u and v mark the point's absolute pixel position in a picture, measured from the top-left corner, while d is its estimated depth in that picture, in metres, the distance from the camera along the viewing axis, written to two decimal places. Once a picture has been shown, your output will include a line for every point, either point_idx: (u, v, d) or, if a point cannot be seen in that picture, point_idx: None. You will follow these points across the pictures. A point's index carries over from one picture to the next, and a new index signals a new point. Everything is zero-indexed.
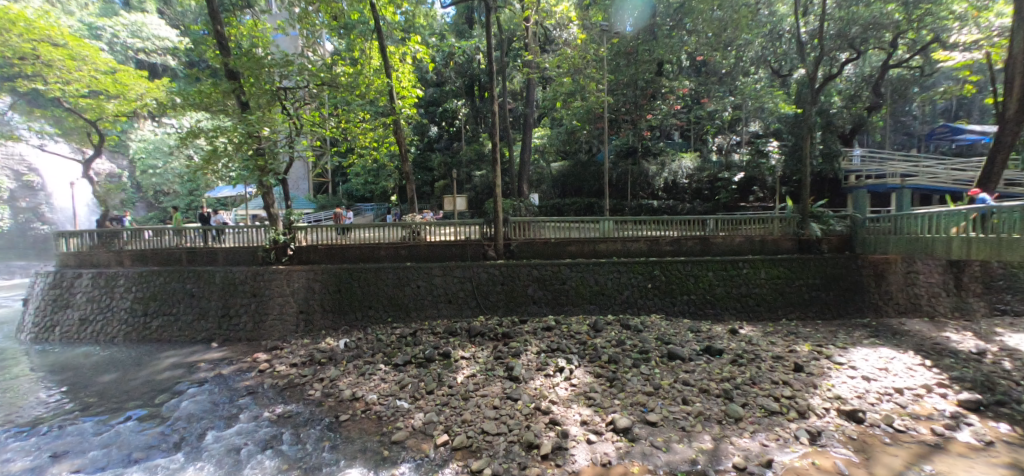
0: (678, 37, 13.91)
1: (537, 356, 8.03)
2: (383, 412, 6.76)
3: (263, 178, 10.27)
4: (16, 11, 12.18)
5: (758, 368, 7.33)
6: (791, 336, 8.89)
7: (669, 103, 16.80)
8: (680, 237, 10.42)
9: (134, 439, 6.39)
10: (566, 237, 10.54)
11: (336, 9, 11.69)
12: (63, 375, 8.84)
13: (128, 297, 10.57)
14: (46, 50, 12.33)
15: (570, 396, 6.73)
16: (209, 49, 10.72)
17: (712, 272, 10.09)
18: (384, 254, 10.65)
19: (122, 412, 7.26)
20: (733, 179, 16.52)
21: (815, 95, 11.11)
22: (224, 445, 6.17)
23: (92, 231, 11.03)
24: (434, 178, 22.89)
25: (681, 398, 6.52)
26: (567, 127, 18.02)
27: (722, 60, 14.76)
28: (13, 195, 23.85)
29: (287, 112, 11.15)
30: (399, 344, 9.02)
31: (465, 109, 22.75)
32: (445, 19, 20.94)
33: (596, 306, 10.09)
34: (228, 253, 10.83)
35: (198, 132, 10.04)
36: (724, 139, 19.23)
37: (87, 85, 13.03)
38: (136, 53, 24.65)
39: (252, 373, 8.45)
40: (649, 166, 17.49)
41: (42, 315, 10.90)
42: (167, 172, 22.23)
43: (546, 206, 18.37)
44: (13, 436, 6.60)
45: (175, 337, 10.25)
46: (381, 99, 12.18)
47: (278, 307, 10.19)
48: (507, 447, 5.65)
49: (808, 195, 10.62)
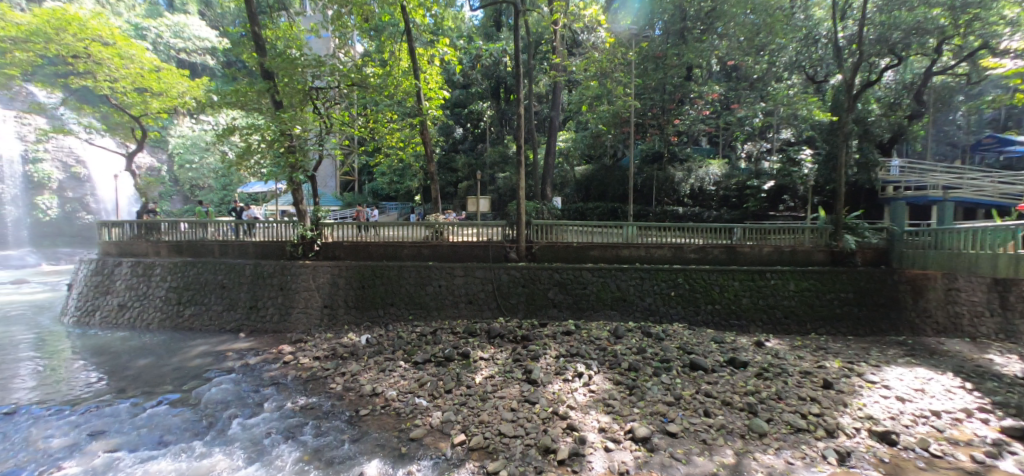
0: (709, 41, 14.04)
1: (556, 360, 7.99)
2: (402, 409, 6.85)
3: (293, 175, 10.55)
4: (69, 13, 12.84)
5: (784, 382, 7.12)
6: (820, 351, 8.58)
7: (697, 109, 16.54)
8: (706, 244, 10.16)
9: (166, 422, 6.66)
10: (588, 241, 10.45)
11: (367, 12, 11.88)
12: (102, 357, 9.30)
13: (163, 286, 11.04)
14: (96, 49, 12.95)
15: (588, 402, 6.67)
16: (246, 51, 11.17)
17: (738, 282, 9.84)
18: (407, 252, 10.77)
19: (155, 396, 7.57)
20: (762, 187, 15.81)
21: (853, 102, 10.63)
22: (249, 434, 6.35)
23: (132, 221, 11.59)
24: (458, 179, 23.12)
25: (703, 410, 6.38)
26: (592, 131, 17.97)
27: (754, 65, 14.30)
28: (60, 186, 25.39)
29: (318, 111, 11.51)
30: (418, 343, 9.11)
31: (490, 112, 22.97)
32: (472, 22, 21.04)
33: (617, 312, 9.96)
34: (258, 247, 11.17)
35: (234, 129, 10.44)
36: (753, 145, 18.09)
37: (132, 82, 13.65)
38: (178, 53, 25.83)
39: (277, 364, 8.68)
40: (675, 171, 17.30)
41: (84, 299, 11.49)
42: (203, 167, 23.22)
43: (568, 210, 18.28)
44: (54, 413, 6.95)
45: (206, 327, 10.62)
46: (409, 100, 12.34)
47: (304, 301, 10.46)
48: (524, 450, 5.63)
49: (842, 206, 10.17)
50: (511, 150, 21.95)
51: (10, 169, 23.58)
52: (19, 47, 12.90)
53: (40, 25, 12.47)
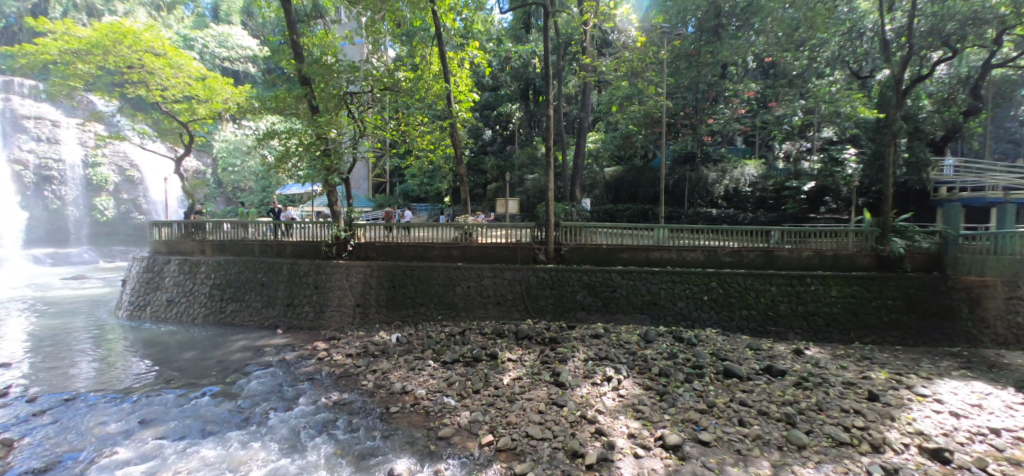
0: (745, 38, 13.62)
1: (584, 364, 7.91)
2: (431, 408, 6.94)
3: (329, 177, 10.90)
4: (125, 26, 13.73)
5: (825, 393, 6.82)
6: (865, 361, 8.14)
7: (733, 108, 16.13)
8: (742, 248, 9.77)
9: (209, 413, 7.00)
10: (618, 243, 10.28)
11: (399, 17, 12.15)
12: (152, 349, 9.88)
13: (207, 283, 11.63)
14: (149, 59, 13.82)
15: (617, 407, 6.58)
16: (285, 57, 11.62)
17: (776, 287, 9.44)
18: (436, 253, 10.91)
19: (199, 387, 7.97)
20: (802, 189, 15.09)
21: (902, 98, 10.05)
22: (285, 426, 6.59)
23: (179, 221, 12.29)
24: (487, 181, 23.29)
25: (737, 419, 6.17)
26: (623, 132, 17.82)
27: (793, 62, 13.60)
28: (115, 188, 27.09)
29: (352, 116, 11.83)
30: (447, 343, 9.22)
31: (519, 113, 23.08)
32: (502, 25, 21.17)
33: (647, 316, 9.78)
34: (295, 246, 11.57)
35: (273, 133, 10.88)
36: (792, 145, 17.29)
37: (181, 91, 14.50)
38: (222, 61, 27.21)
39: (312, 360, 8.97)
40: (708, 172, 16.91)
41: (137, 295, 12.28)
42: (244, 170, 24.33)
43: (597, 212, 18.08)
44: (109, 401, 7.44)
45: (246, 322, 11.10)
46: (439, 103, 12.53)
47: (337, 299, 10.78)
48: (551, 454, 5.60)
49: (890, 208, 9.62)
50: (540, 151, 21.96)
51: (72, 173, 25.74)
52: (81, 60, 13.82)
53: (100, 39, 13.40)
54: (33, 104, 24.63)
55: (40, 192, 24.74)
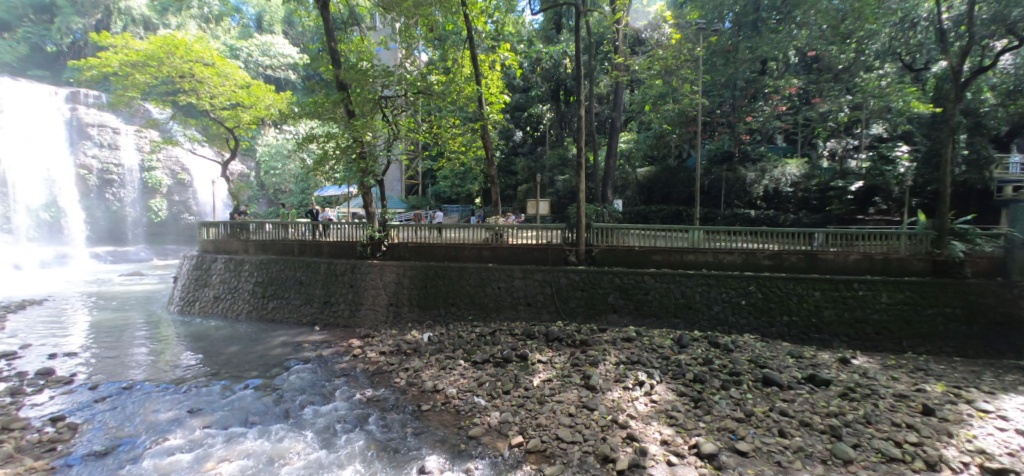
0: (786, 32, 13.00)
1: (615, 367, 7.79)
2: (462, 407, 7.02)
3: (364, 179, 11.22)
4: (177, 38, 14.58)
5: (874, 405, 6.45)
6: (919, 372, 7.64)
7: (773, 105, 15.52)
8: (783, 251, 9.35)
9: (251, 405, 7.34)
10: (651, 245, 10.04)
11: (431, 22, 12.36)
12: (200, 343, 10.45)
13: (250, 280, 12.20)
14: (199, 69, 14.64)
15: (650, 413, 6.45)
16: (323, 64, 12.04)
17: (820, 292, 8.98)
18: (467, 254, 10.99)
19: (243, 380, 8.37)
20: (848, 188, 14.12)
21: (961, 91, 9.37)
22: (321, 420, 6.81)
23: (226, 222, 12.99)
24: (517, 182, 23.30)
25: (777, 430, 5.92)
26: (656, 132, 17.48)
27: (839, 55, 12.93)
28: (168, 191, 28.77)
29: (387, 119, 12.24)
30: (477, 343, 9.31)
31: (549, 114, 23.04)
32: (532, 26, 21.16)
33: (682, 320, 9.53)
34: (331, 246, 11.93)
35: (312, 138, 11.27)
36: (837, 142, 16.38)
37: (228, 98, 15.30)
38: (265, 69, 28.58)
39: (347, 357, 9.25)
40: (746, 172, 16.43)
41: (187, 291, 13.08)
42: (285, 172, 25.36)
43: (629, 213, 17.80)
44: (162, 390, 7.93)
45: (286, 319, 11.57)
46: (471, 105, 12.57)
47: (371, 298, 11.08)
48: (582, 457, 5.54)
49: (947, 209, 8.94)
50: (571, 152, 21.89)
51: (131, 177, 27.51)
52: (138, 71, 14.69)
53: (155, 51, 14.26)
54: (97, 113, 26.61)
55: (101, 194, 26.51)
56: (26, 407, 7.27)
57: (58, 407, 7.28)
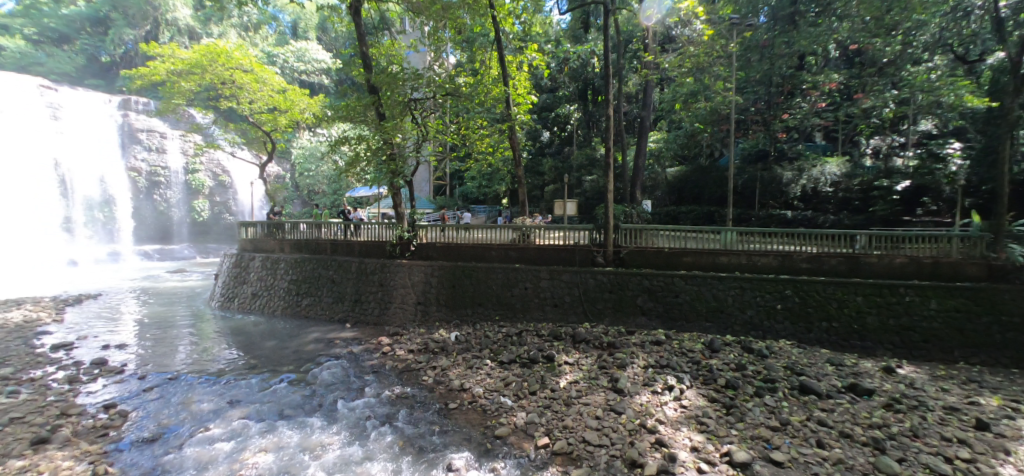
0: (825, 25, 12.41)
1: (643, 371, 7.67)
2: (488, 406, 7.06)
3: (394, 180, 11.37)
4: (219, 47, 15.27)
5: (922, 418, 6.10)
6: (972, 384, 7.16)
7: (812, 101, 14.95)
8: (822, 253, 8.93)
9: (286, 398, 7.61)
10: (681, 246, 9.82)
11: (460, 25, 12.43)
12: (238, 338, 10.91)
13: (285, 278, 12.67)
14: (239, 75, 15.30)
15: (680, 418, 6.32)
16: (355, 68, 12.34)
17: (862, 297, 8.56)
18: (494, 254, 11.02)
19: (278, 374, 8.70)
20: (893, 188, 13.30)
21: (1021, 84, 8.73)
22: (351, 415, 7.00)
23: (263, 222, 13.54)
24: (545, 182, 23.22)
25: (815, 440, 5.68)
26: (687, 130, 17.10)
27: (884, 49, 12.32)
28: (211, 192, 30.14)
29: (416, 121, 12.44)
30: (504, 343, 9.34)
31: (577, 114, 22.92)
32: (560, 26, 21.03)
33: (713, 324, 9.30)
34: (362, 245, 12.20)
35: (344, 139, 11.61)
36: (882, 140, 15.70)
37: (266, 103, 15.94)
38: (300, 74, 29.56)
39: (377, 354, 9.47)
40: (783, 171, 15.94)
41: (227, 287, 13.75)
42: (319, 174, 26.13)
43: (658, 214, 17.47)
44: (205, 381, 8.33)
45: (319, 315, 11.94)
46: (498, 106, 12.60)
47: (400, 297, 11.31)
48: (608, 461, 5.49)
49: (1005, 210, 8.29)
50: (599, 152, 21.74)
51: (176, 178, 29.01)
52: (183, 78, 15.44)
53: (199, 59, 14.99)
54: (145, 119, 28.26)
55: (151, 195, 28.05)
56: (82, 394, 7.78)
57: (110, 395, 7.75)
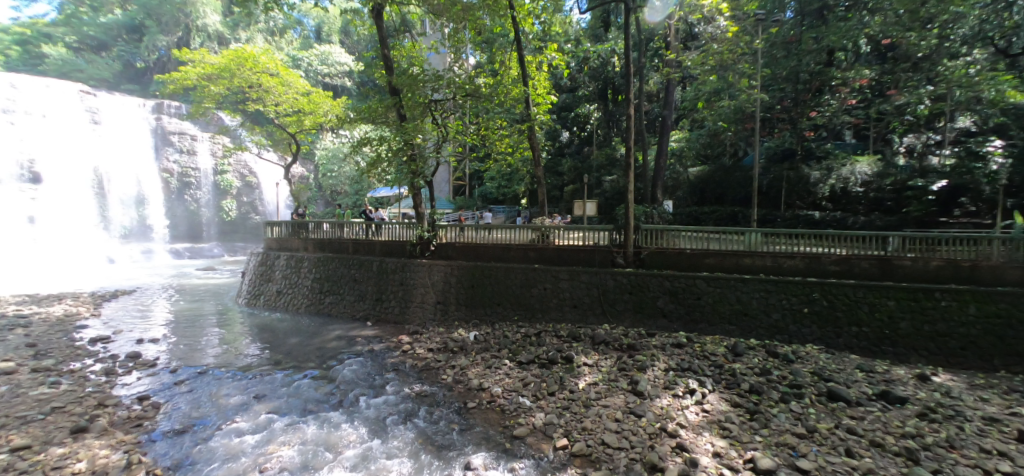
0: (856, 19, 11.97)
1: (664, 374, 7.56)
2: (507, 406, 7.08)
3: (414, 180, 11.51)
4: (246, 51, 15.75)
5: (959, 429, 5.83)
6: (1014, 394, 6.81)
7: (841, 98, 14.47)
8: (851, 256, 8.62)
9: (309, 393, 7.79)
10: (703, 248, 9.63)
11: (480, 26, 12.50)
12: (264, 334, 11.21)
13: (309, 276, 12.97)
14: (265, 79, 15.75)
15: (701, 423, 6.20)
16: (377, 70, 12.55)
17: (894, 301, 8.23)
18: (513, 254, 11.02)
19: (302, 370, 8.90)
20: (929, 188, 12.65)
21: None
22: (372, 412, 7.11)
23: (287, 222, 13.87)
24: (564, 183, 23.13)
25: (844, 449, 5.49)
26: (710, 129, 16.80)
27: (918, 43, 11.85)
28: (238, 192, 31.02)
29: (436, 122, 12.51)
30: (523, 343, 9.34)
31: (597, 114, 22.79)
32: (580, 25, 20.89)
33: (737, 327, 9.10)
34: (383, 245, 12.37)
35: (366, 141, 11.85)
36: (916, 138, 15.03)
37: (291, 105, 16.36)
38: (323, 77, 30.22)
39: (397, 352, 9.61)
40: (810, 171, 15.53)
41: (254, 285, 14.16)
42: (341, 175, 26.65)
43: (680, 214, 17.20)
44: (232, 376, 8.60)
45: (341, 313, 12.17)
46: (518, 107, 12.62)
47: (420, 296, 11.44)
48: (628, 464, 5.43)
49: None
50: (619, 152, 21.59)
51: (206, 180, 29.97)
52: (212, 83, 15.95)
53: (228, 64, 15.49)
54: (177, 122, 29.29)
55: (182, 196, 29.08)
56: (118, 386, 8.12)
57: (143, 387, 8.06)
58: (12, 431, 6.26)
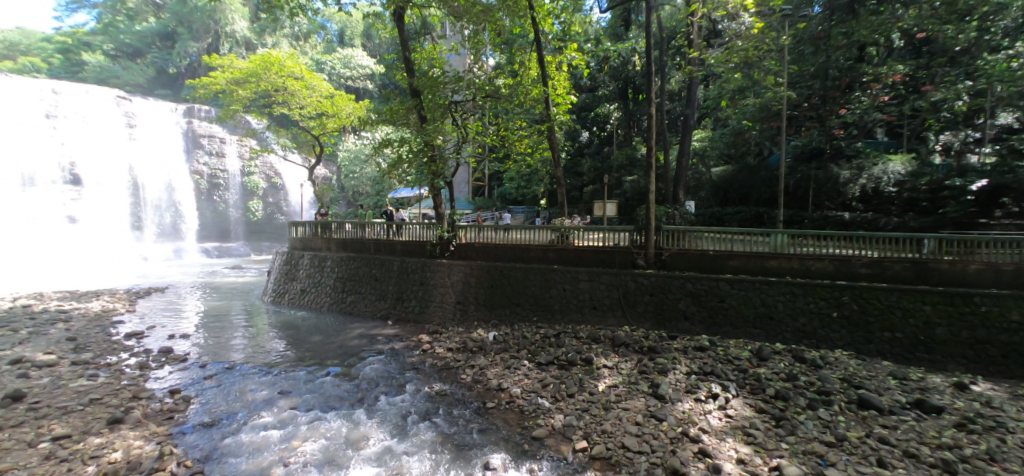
0: (888, 12, 11.53)
1: (686, 377, 7.43)
2: (526, 407, 7.07)
3: (434, 181, 11.63)
4: (272, 56, 16.15)
5: (1001, 441, 5.56)
6: None
7: (873, 94, 13.97)
8: (884, 258, 8.30)
9: (332, 390, 7.95)
10: (727, 249, 9.42)
11: (499, 27, 12.53)
12: (288, 332, 11.49)
13: (332, 275, 13.23)
14: (291, 82, 16.14)
15: (724, 428, 6.08)
16: (398, 72, 12.70)
17: (930, 306, 7.87)
18: (533, 255, 11.01)
19: (325, 367, 9.08)
20: (968, 188, 12.06)
21: None
22: (392, 410, 7.20)
23: (311, 222, 14.20)
24: (584, 183, 22.99)
25: (875, 459, 5.29)
26: (733, 128, 16.45)
27: (955, 36, 11.35)
28: (265, 193, 31.81)
29: (456, 123, 12.59)
30: (542, 344, 9.31)
31: (617, 114, 22.59)
32: (600, 25, 20.73)
33: (761, 331, 8.88)
34: (403, 245, 12.53)
35: (387, 142, 12.00)
36: (953, 135, 14.34)
37: (314, 108, 16.71)
38: (346, 80, 30.80)
39: (417, 351, 9.71)
40: (839, 170, 15.10)
41: (279, 283, 14.54)
42: (362, 175, 27.07)
43: (703, 215, 16.90)
44: (258, 372, 8.85)
45: (362, 312, 12.38)
46: (538, 106, 12.56)
47: (439, 296, 11.55)
48: (649, 468, 5.35)
49: None
50: (640, 152, 21.37)
51: (233, 181, 30.87)
52: (241, 87, 16.43)
53: (255, 68, 15.91)
54: (207, 125, 30.32)
55: (211, 196, 30.01)
56: (152, 379, 8.44)
57: (175, 381, 8.37)
58: (53, 421, 6.58)
